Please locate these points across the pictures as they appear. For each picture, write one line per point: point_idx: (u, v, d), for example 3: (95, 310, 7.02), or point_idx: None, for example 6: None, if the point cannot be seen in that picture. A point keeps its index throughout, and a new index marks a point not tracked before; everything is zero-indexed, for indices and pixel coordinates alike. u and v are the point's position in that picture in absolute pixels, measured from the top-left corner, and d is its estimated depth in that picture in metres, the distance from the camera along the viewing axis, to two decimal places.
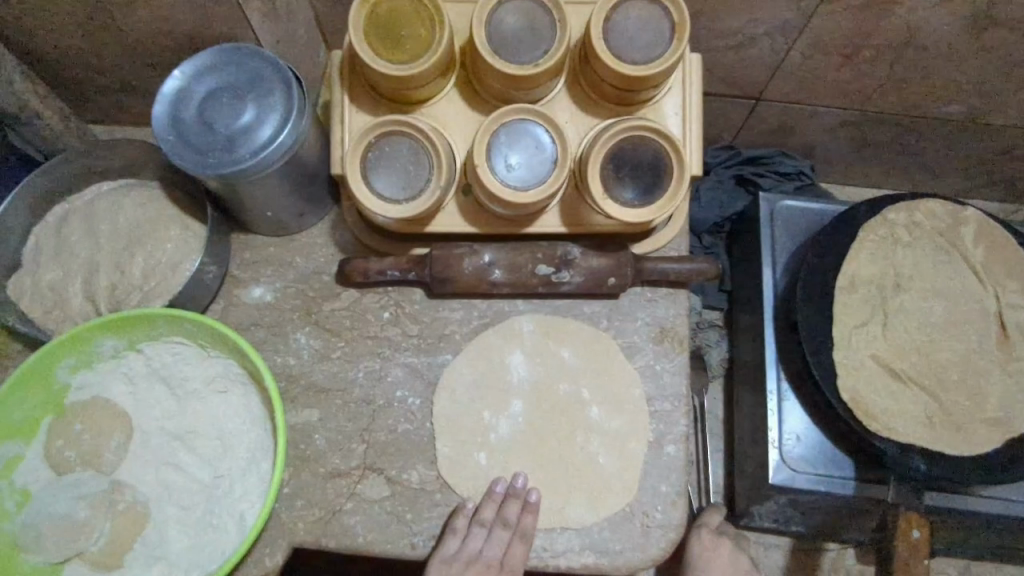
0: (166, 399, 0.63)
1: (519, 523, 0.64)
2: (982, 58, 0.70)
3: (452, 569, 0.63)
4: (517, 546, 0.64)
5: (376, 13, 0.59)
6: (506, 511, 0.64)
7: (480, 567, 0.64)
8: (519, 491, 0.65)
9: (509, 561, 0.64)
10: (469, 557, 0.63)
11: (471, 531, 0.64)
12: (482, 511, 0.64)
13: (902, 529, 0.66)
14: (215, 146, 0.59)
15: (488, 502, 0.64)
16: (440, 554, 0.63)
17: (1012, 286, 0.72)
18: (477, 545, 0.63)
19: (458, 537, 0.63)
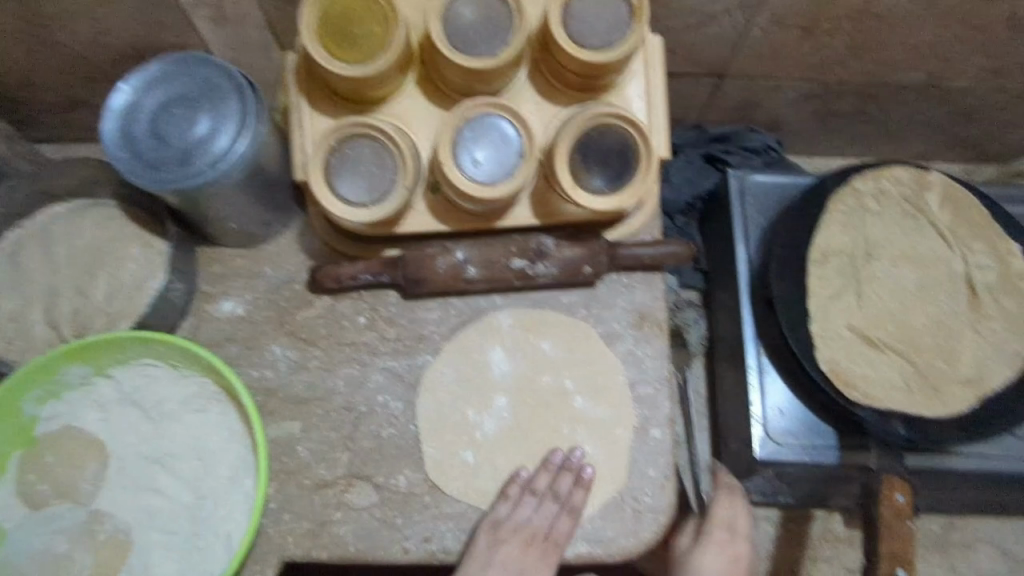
0: (141, 423, 0.62)
1: (568, 498, 0.64)
2: (938, 22, 0.71)
3: (499, 535, 0.63)
4: (564, 518, 0.64)
5: (328, 13, 0.58)
6: (558, 484, 0.64)
7: (527, 536, 0.63)
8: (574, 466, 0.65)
9: (555, 531, 0.64)
10: (517, 525, 0.63)
11: (522, 498, 0.64)
12: (533, 481, 0.65)
13: (886, 495, 0.64)
14: (170, 160, 0.57)
15: (540, 474, 0.65)
16: (490, 517, 0.64)
17: (979, 247, 0.73)
18: (526, 513, 0.64)
19: (508, 504, 0.64)
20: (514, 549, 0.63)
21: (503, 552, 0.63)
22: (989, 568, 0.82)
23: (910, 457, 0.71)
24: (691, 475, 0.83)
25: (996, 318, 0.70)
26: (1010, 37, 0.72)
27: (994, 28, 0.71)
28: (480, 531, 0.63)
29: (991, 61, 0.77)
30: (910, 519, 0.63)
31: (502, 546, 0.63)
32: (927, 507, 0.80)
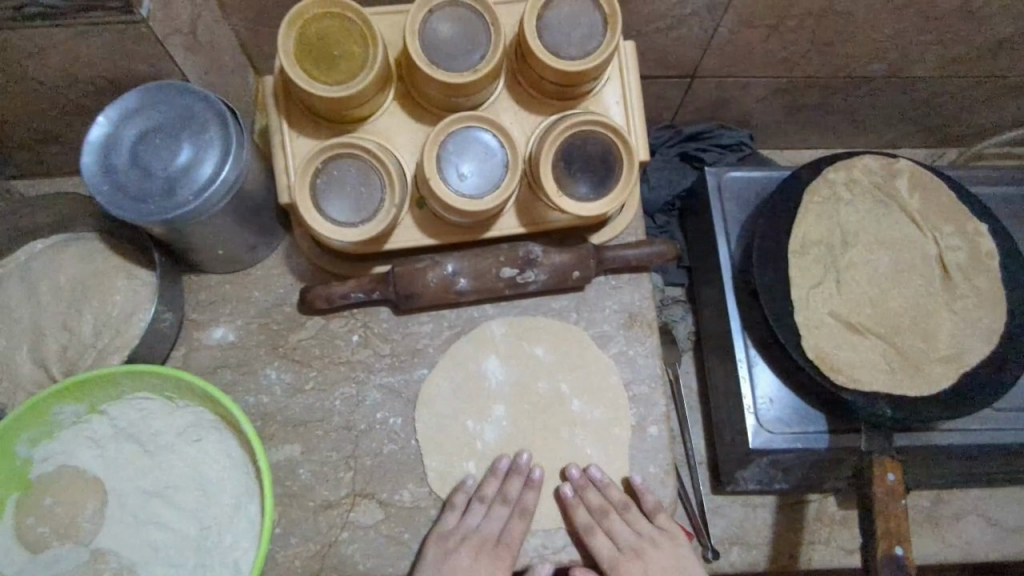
0: (138, 456, 0.61)
1: (519, 501, 0.65)
2: (896, 15, 0.74)
3: (448, 545, 0.62)
4: (516, 521, 0.64)
5: (306, 35, 0.58)
6: (507, 488, 0.64)
7: (478, 541, 0.63)
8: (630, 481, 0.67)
9: (506, 535, 0.64)
10: (465, 533, 0.63)
11: (471, 506, 0.64)
12: (585, 499, 0.65)
13: (878, 475, 0.66)
14: (154, 191, 0.57)
15: (584, 490, 0.66)
16: (438, 529, 0.63)
17: (947, 229, 0.76)
18: (476, 520, 0.64)
19: (456, 514, 0.64)
20: (462, 559, 0.62)
21: (458, 560, 0.62)
22: (978, 538, 0.84)
23: (897, 437, 0.74)
24: (687, 466, 0.85)
25: (970, 296, 0.73)
26: (965, 26, 0.76)
27: (949, 17, 0.74)
28: (430, 541, 0.63)
29: (947, 49, 0.80)
30: (903, 498, 0.65)
31: (454, 556, 0.62)
32: (916, 483, 0.82)
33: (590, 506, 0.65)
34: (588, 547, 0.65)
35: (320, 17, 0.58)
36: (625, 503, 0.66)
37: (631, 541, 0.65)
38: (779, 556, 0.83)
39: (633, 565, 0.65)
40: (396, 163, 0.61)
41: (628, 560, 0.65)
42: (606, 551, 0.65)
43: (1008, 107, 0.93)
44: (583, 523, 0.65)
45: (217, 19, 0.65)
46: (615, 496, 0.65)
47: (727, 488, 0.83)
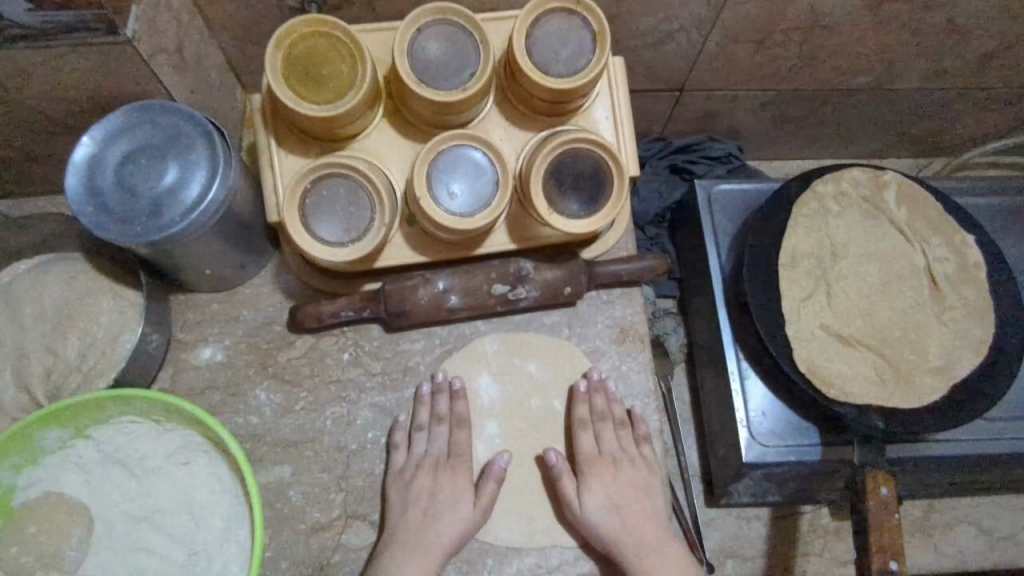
0: (125, 481, 0.60)
1: (453, 414, 0.67)
2: (881, 30, 0.74)
3: (405, 478, 0.65)
4: (459, 433, 0.67)
5: (294, 54, 0.57)
6: (437, 408, 0.67)
7: (431, 464, 0.65)
8: (604, 386, 0.69)
9: (454, 450, 0.66)
10: (418, 462, 0.65)
11: (413, 438, 0.66)
12: (593, 401, 0.68)
13: (871, 489, 0.66)
14: (141, 212, 0.56)
15: (595, 394, 0.68)
16: (390, 471, 0.65)
17: (935, 240, 0.76)
18: (422, 447, 0.66)
19: (403, 450, 0.66)
20: (423, 481, 0.65)
21: (418, 487, 0.64)
22: (971, 547, 0.84)
23: (889, 448, 0.74)
24: (680, 478, 0.84)
25: (958, 307, 0.73)
26: (948, 39, 0.76)
27: (933, 31, 0.75)
28: (388, 484, 0.65)
29: (932, 62, 0.81)
30: (896, 513, 0.65)
31: (413, 486, 0.64)
32: (908, 492, 0.82)
33: (593, 408, 0.67)
34: (574, 440, 0.67)
35: (308, 36, 0.58)
36: (623, 421, 0.69)
37: (613, 450, 0.68)
38: (774, 568, 0.83)
39: (607, 469, 0.67)
40: (386, 181, 0.60)
41: (605, 465, 0.67)
42: (587, 450, 0.67)
43: (992, 118, 0.94)
44: (579, 418, 0.68)
45: (203, 37, 0.64)
46: (617, 411, 0.68)
47: (722, 501, 0.83)
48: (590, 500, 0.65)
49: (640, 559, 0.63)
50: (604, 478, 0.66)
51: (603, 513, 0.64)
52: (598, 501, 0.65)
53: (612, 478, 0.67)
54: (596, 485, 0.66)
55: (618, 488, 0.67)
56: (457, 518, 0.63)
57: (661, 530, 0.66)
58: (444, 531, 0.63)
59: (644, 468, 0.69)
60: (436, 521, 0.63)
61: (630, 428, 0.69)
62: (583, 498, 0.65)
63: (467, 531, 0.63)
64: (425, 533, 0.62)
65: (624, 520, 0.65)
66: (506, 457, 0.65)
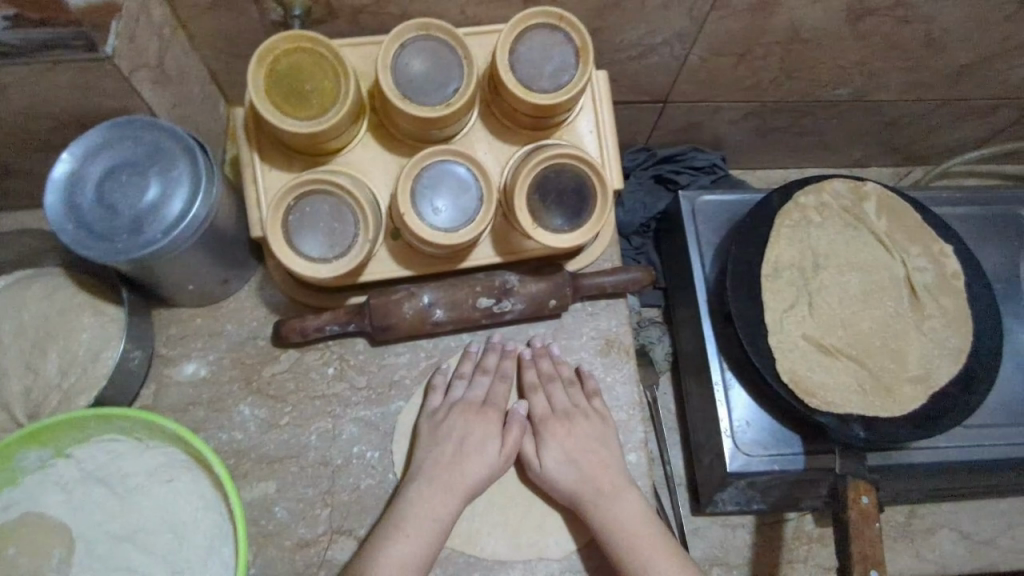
0: (108, 500, 0.60)
1: (499, 369, 0.69)
2: (860, 43, 0.76)
3: (437, 419, 0.66)
4: (498, 386, 0.68)
5: (276, 70, 0.57)
6: (485, 360, 0.69)
7: (464, 407, 0.66)
8: (546, 351, 0.70)
9: (490, 399, 0.68)
10: (452, 405, 0.67)
11: (452, 385, 0.68)
12: (538, 366, 0.69)
13: (852, 497, 0.67)
14: (122, 228, 0.56)
15: (540, 359, 0.69)
16: (425, 410, 0.67)
17: (914, 250, 0.78)
18: (460, 393, 0.67)
19: (439, 394, 0.68)
20: (453, 423, 0.65)
21: (449, 425, 0.65)
22: (952, 552, 0.85)
23: (871, 456, 0.75)
24: (666, 487, 0.84)
25: (937, 316, 0.74)
26: (926, 52, 0.78)
27: (911, 45, 0.76)
28: (420, 422, 0.66)
29: (910, 75, 0.82)
30: (877, 521, 0.65)
31: (446, 423, 0.65)
32: (890, 499, 0.83)
33: (539, 372, 0.69)
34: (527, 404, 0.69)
35: (291, 53, 0.57)
36: (572, 379, 0.69)
37: (565, 406, 0.68)
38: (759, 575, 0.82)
39: (561, 426, 0.67)
40: (370, 195, 0.60)
41: (559, 421, 0.67)
42: (540, 411, 0.68)
43: (971, 128, 0.96)
44: (528, 382, 0.69)
45: (185, 51, 0.64)
46: (565, 372, 0.70)
47: (707, 509, 0.82)
48: (549, 457, 0.65)
49: (599, 509, 0.63)
50: (558, 434, 0.66)
51: (561, 468, 0.65)
52: (555, 456, 0.65)
53: (567, 433, 0.66)
54: (552, 441, 0.66)
55: (573, 442, 0.66)
56: (483, 461, 0.64)
57: (620, 477, 0.65)
58: (473, 471, 0.63)
59: (599, 420, 0.67)
60: (461, 460, 0.63)
61: (579, 385, 0.69)
62: (541, 457, 0.66)
63: (493, 471, 0.64)
64: (454, 468, 0.63)
65: (582, 472, 0.64)
66: (524, 405, 0.68)
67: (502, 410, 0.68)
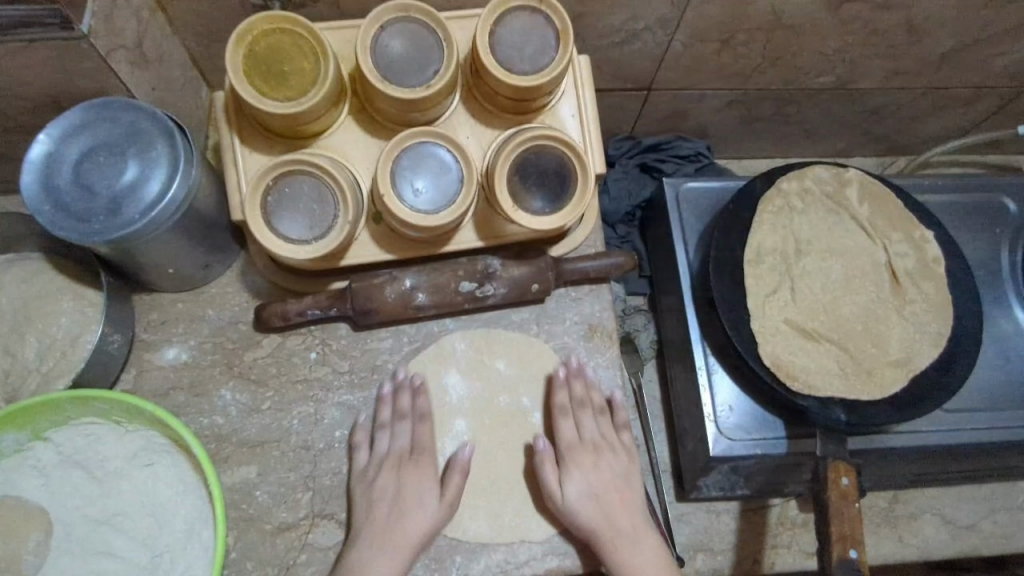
0: (86, 484, 0.59)
1: (416, 409, 0.66)
2: (841, 30, 0.76)
3: (368, 478, 0.63)
4: (421, 429, 0.66)
5: (254, 51, 0.57)
6: (399, 404, 0.66)
7: (394, 461, 0.64)
8: (580, 374, 0.69)
9: (418, 445, 0.65)
10: (381, 459, 0.64)
11: (375, 437, 0.65)
12: (570, 387, 0.68)
13: (834, 479, 0.66)
14: (99, 210, 0.55)
15: (574, 381, 0.69)
16: (354, 471, 0.64)
17: (896, 236, 0.78)
18: (385, 444, 0.65)
19: (365, 450, 0.65)
20: (386, 476, 0.63)
21: (382, 485, 0.63)
22: (934, 537, 0.86)
23: (850, 441, 0.75)
24: (651, 475, 0.84)
25: (918, 301, 0.75)
26: (907, 40, 0.78)
27: (892, 32, 0.77)
28: (352, 483, 0.63)
29: (892, 63, 0.83)
30: (856, 501, 0.66)
31: (378, 482, 0.63)
32: (873, 485, 0.84)
33: (573, 396, 0.67)
34: (554, 427, 0.67)
35: (270, 34, 0.57)
36: (602, 408, 0.69)
37: (594, 437, 0.68)
38: (742, 561, 0.82)
39: (588, 456, 0.67)
40: (350, 177, 0.60)
41: (586, 451, 0.67)
42: (567, 436, 0.66)
43: (952, 117, 0.97)
44: (560, 404, 0.67)
45: (165, 35, 0.64)
46: (596, 400, 0.69)
47: (689, 495, 0.83)
48: (572, 488, 0.64)
49: (615, 549, 0.63)
50: (585, 465, 0.66)
51: (584, 501, 0.64)
52: (579, 488, 0.64)
53: (592, 466, 0.67)
54: (578, 472, 0.65)
55: (598, 476, 0.67)
56: (425, 514, 0.62)
57: (640, 517, 0.66)
58: (414, 527, 0.61)
59: (624, 457, 0.70)
60: (399, 518, 0.61)
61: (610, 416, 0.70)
62: (564, 485, 0.64)
63: (434, 525, 0.62)
64: (393, 528, 0.61)
65: (604, 508, 0.65)
66: (469, 447, 0.65)
67: (434, 458, 0.65)
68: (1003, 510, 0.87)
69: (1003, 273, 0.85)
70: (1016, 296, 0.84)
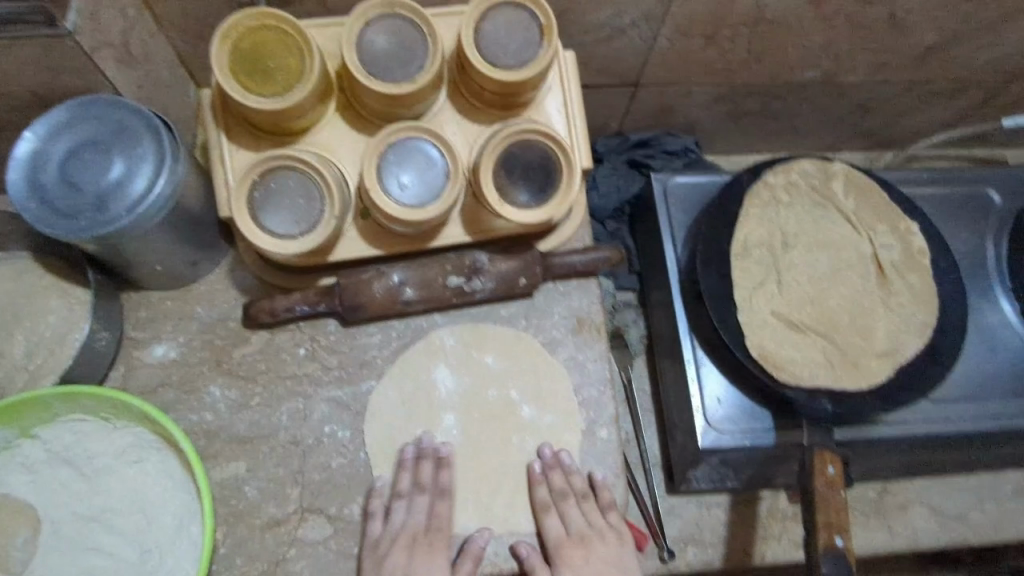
0: (74, 482, 0.59)
1: (435, 484, 0.64)
2: (824, 25, 0.77)
3: (380, 552, 0.61)
4: (439, 505, 0.64)
5: (240, 47, 0.57)
6: (421, 475, 0.64)
7: (408, 539, 0.62)
8: (558, 462, 0.66)
9: (434, 521, 0.64)
10: (394, 534, 0.62)
11: (392, 507, 0.63)
12: (549, 481, 0.65)
13: (818, 468, 0.63)
14: (85, 207, 0.55)
15: (551, 471, 0.65)
16: (366, 541, 0.62)
17: (881, 228, 0.79)
18: (400, 518, 0.63)
19: (379, 519, 0.63)
20: (398, 555, 0.61)
21: (393, 565, 0.61)
22: (923, 527, 0.86)
23: (836, 432, 0.75)
24: (642, 470, 0.84)
25: (904, 292, 0.76)
26: (890, 34, 0.79)
27: (875, 26, 0.77)
28: (362, 555, 0.62)
29: (876, 57, 0.84)
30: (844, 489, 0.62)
31: (388, 560, 0.61)
32: (861, 476, 0.84)
33: (552, 489, 0.64)
34: (540, 526, 0.64)
35: (255, 31, 0.58)
36: (586, 492, 0.66)
37: (582, 528, 0.65)
38: (733, 554, 0.83)
39: (578, 551, 0.65)
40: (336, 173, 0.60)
41: (575, 546, 0.65)
42: (554, 534, 0.64)
43: (937, 111, 0.98)
44: (541, 501, 0.65)
45: (152, 32, 0.64)
46: (577, 485, 0.65)
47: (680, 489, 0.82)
48: None
49: None
50: (575, 561, 0.64)
51: None
52: None
53: (584, 560, 0.65)
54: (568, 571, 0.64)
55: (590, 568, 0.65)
56: None
57: None
58: None
59: (616, 542, 0.68)
60: None
61: (594, 498, 0.67)
62: None
63: None
64: None
65: None
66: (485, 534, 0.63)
67: (448, 536, 0.63)
68: (990, 500, 0.88)
69: (988, 264, 0.85)
70: (1001, 287, 0.84)
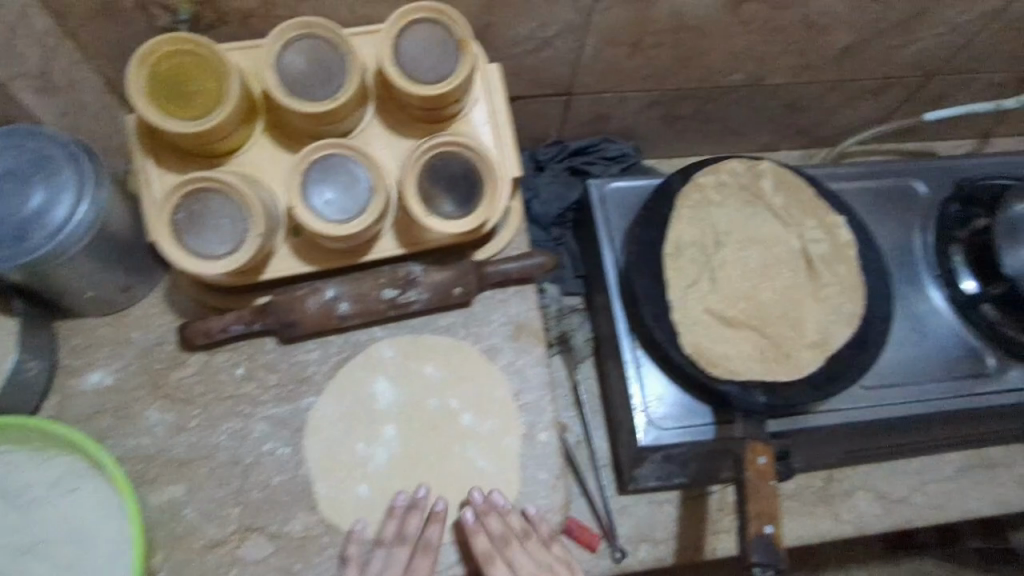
0: (6, 515, 0.59)
1: (422, 538, 0.63)
2: (743, 29, 0.79)
3: None
4: (420, 560, 0.63)
5: (157, 73, 0.58)
6: (407, 526, 0.63)
7: None
8: (492, 504, 0.65)
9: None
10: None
11: (370, 556, 0.62)
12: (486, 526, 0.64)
13: (749, 459, 0.65)
14: (5, 236, 0.56)
15: (485, 516, 0.64)
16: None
17: (809, 222, 0.81)
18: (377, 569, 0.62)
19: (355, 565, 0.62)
20: None
21: None
22: (868, 512, 0.88)
23: (771, 423, 0.77)
24: (592, 470, 0.86)
25: (832, 284, 0.78)
26: (808, 35, 0.82)
27: (792, 28, 0.80)
28: None
29: (798, 58, 0.86)
30: (774, 480, 0.64)
31: None
32: (805, 466, 0.86)
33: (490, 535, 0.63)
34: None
35: (173, 56, 0.58)
36: (525, 531, 0.65)
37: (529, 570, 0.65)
38: (686, 549, 0.84)
39: None
40: (261, 192, 0.60)
41: None
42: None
43: (864, 108, 1.01)
44: (483, 551, 0.63)
45: (75, 61, 0.65)
46: (515, 523, 0.65)
47: (629, 487, 0.83)
48: None
49: None
50: None
51: None
52: None
53: None
54: None
55: None
56: None
57: None
58: None
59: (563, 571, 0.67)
60: None
61: (534, 534, 0.66)
62: None
63: None
64: None
65: None
66: None
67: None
68: (933, 482, 0.90)
69: (916, 253, 0.88)
70: (928, 274, 0.87)
